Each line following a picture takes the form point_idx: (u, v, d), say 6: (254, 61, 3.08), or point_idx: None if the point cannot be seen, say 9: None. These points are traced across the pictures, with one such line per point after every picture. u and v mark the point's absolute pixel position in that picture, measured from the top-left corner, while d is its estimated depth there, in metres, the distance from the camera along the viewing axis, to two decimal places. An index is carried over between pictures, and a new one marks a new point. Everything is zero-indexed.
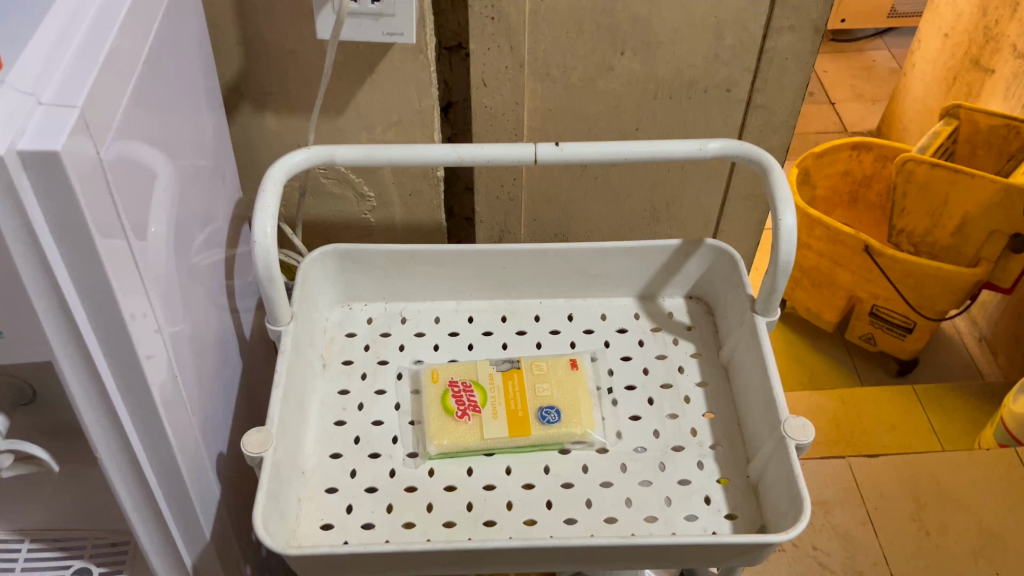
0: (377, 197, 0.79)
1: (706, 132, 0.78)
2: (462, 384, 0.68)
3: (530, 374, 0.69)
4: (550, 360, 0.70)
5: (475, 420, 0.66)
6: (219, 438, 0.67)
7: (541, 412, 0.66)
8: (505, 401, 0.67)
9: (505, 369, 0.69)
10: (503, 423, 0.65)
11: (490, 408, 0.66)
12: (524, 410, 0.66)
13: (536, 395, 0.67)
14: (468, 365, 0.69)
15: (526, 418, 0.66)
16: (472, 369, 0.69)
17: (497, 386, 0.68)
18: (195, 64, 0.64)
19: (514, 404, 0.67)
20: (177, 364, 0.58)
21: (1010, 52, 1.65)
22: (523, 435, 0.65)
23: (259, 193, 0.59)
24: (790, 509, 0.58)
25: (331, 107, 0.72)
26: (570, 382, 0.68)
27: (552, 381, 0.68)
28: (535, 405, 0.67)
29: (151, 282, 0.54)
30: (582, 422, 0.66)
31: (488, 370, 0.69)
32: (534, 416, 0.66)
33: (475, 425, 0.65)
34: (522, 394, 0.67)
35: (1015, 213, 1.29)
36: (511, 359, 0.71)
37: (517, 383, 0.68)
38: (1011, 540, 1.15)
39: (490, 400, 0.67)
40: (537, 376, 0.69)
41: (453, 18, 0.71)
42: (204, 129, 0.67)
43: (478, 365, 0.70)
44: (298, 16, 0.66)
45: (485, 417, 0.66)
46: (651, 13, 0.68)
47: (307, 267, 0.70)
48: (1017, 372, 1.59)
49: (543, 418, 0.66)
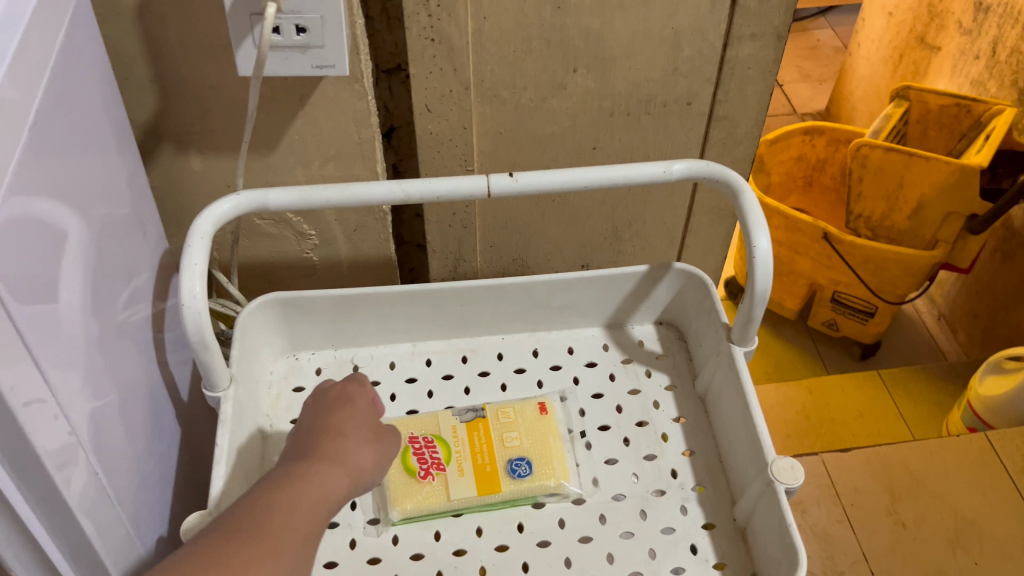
0: (320, 235, 0.73)
1: (667, 147, 0.73)
2: (423, 440, 0.63)
3: (496, 423, 0.64)
4: (517, 406, 0.65)
5: (440, 480, 0.61)
6: (156, 515, 0.61)
7: (512, 463, 0.61)
8: (471, 456, 0.62)
9: (469, 419, 0.64)
10: (471, 482, 0.60)
11: (456, 465, 0.61)
12: (492, 464, 0.62)
13: (504, 447, 0.63)
14: (429, 417, 0.64)
15: (494, 473, 0.61)
16: (434, 421, 0.64)
17: (462, 439, 0.63)
18: (99, 106, 0.57)
19: (481, 458, 0.62)
20: (102, 446, 0.52)
21: (955, 28, 1.63)
22: (493, 492, 0.60)
23: (184, 249, 0.52)
24: (782, 558, 0.54)
25: (262, 144, 0.66)
26: (540, 428, 0.64)
27: (521, 428, 0.64)
28: (503, 458, 0.62)
29: (65, 359, 0.48)
30: (556, 472, 0.61)
31: (450, 423, 0.64)
32: (503, 470, 0.61)
33: (440, 484, 0.60)
34: (489, 446, 0.63)
35: (970, 194, 1.28)
36: (475, 407, 0.66)
37: (483, 434, 0.63)
38: (986, 527, 1.12)
39: (455, 456, 0.62)
40: (504, 425, 0.64)
41: (390, 39, 0.65)
42: (117, 176, 0.60)
43: (439, 417, 0.64)
44: (216, 48, 0.60)
45: (451, 475, 0.61)
46: (603, 27, 0.63)
47: (245, 320, 0.63)
48: (977, 348, 1.60)
49: (513, 471, 0.61)
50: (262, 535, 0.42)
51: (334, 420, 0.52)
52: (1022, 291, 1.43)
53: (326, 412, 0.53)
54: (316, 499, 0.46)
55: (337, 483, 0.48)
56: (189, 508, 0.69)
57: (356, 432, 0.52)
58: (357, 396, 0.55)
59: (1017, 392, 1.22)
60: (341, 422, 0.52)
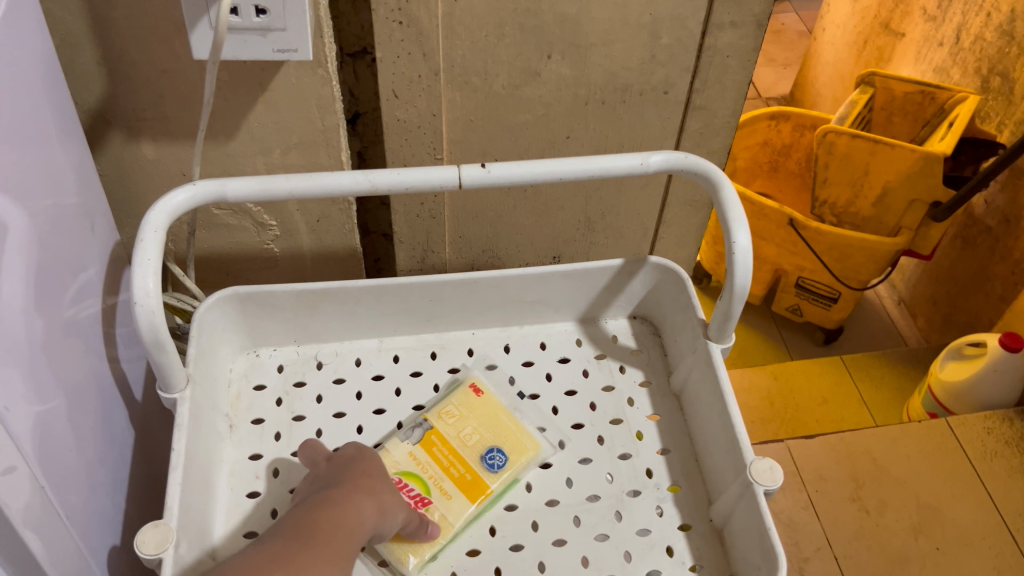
0: (281, 225, 0.70)
1: (644, 137, 0.71)
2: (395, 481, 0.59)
3: (446, 427, 0.62)
4: (454, 401, 0.64)
5: (435, 512, 0.58)
6: (107, 524, 0.58)
7: (486, 457, 0.61)
8: (444, 472, 0.60)
9: (420, 438, 0.62)
10: (460, 496, 0.59)
11: (438, 490, 0.59)
12: (467, 469, 0.60)
13: (466, 446, 0.62)
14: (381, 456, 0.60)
15: (474, 475, 0.60)
16: (388, 457, 0.60)
17: (426, 462, 0.60)
18: (41, 90, 0.53)
19: (455, 471, 0.60)
20: (49, 454, 0.49)
21: (919, 14, 1.63)
22: (485, 492, 0.59)
23: (136, 243, 0.49)
24: (762, 563, 0.52)
25: (219, 132, 0.62)
26: (487, 410, 0.64)
27: (471, 421, 0.63)
28: (472, 457, 0.61)
29: (6, 364, 0.44)
30: (527, 446, 0.62)
31: (404, 450, 0.61)
32: (481, 467, 0.60)
33: (438, 517, 0.57)
34: (454, 449, 0.62)
35: (934, 181, 1.28)
36: (416, 421, 0.63)
37: (442, 446, 0.62)
38: (948, 513, 1.13)
39: (431, 484, 0.59)
40: (453, 424, 0.63)
41: (356, 21, 0.62)
42: (62, 165, 0.56)
43: (391, 450, 0.60)
44: (168, 29, 0.56)
45: (438, 501, 0.58)
46: (579, 13, 0.61)
47: (202, 316, 0.60)
48: (937, 333, 1.62)
49: (489, 465, 0.60)
50: (301, 546, 0.45)
51: (361, 462, 0.55)
52: (982, 277, 1.44)
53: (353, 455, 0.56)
54: (349, 525, 0.48)
55: (368, 514, 0.50)
56: (143, 513, 0.66)
57: (384, 477, 0.54)
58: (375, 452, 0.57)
59: (976, 378, 1.24)
60: (369, 464, 0.55)
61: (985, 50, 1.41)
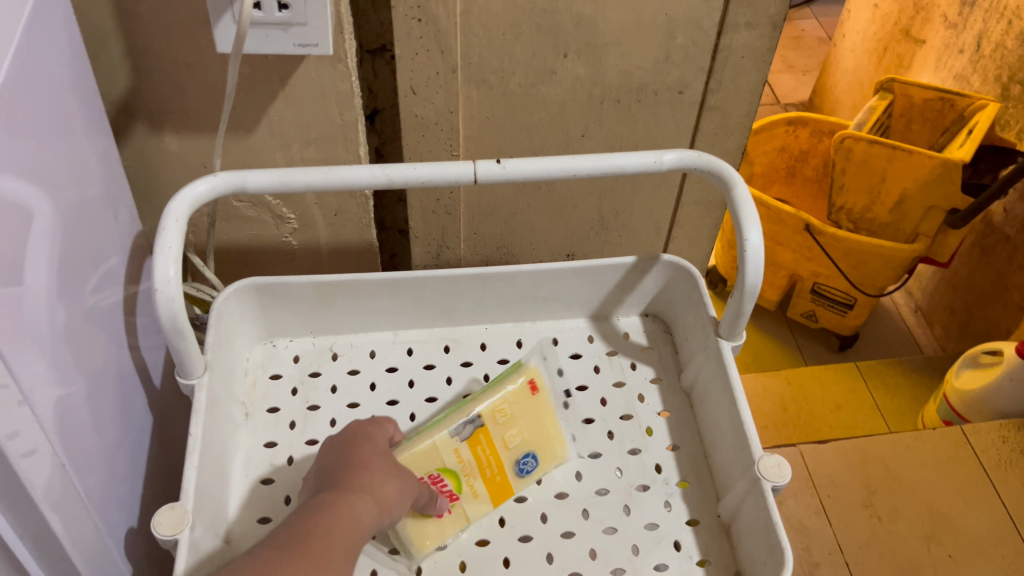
0: (299, 219, 0.71)
1: (658, 137, 0.72)
2: (430, 477, 0.58)
3: (495, 425, 0.60)
4: (509, 396, 0.61)
5: (456, 511, 0.58)
6: (125, 508, 0.59)
7: (520, 462, 0.60)
8: (480, 472, 0.59)
9: (469, 435, 0.60)
10: (486, 500, 0.59)
11: (468, 489, 0.59)
12: (501, 472, 0.60)
13: (507, 446, 0.60)
14: (429, 446, 0.58)
15: (505, 479, 0.60)
16: (432, 450, 0.58)
17: (467, 461, 0.59)
18: (68, 82, 0.55)
19: (489, 471, 0.60)
20: (69, 436, 0.50)
21: (940, 21, 1.63)
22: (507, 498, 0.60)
23: (158, 232, 0.50)
24: (768, 558, 0.53)
25: (240, 126, 0.64)
26: (536, 410, 0.62)
27: (519, 422, 0.61)
28: (509, 459, 0.60)
29: (30, 347, 0.45)
30: (559, 451, 0.62)
31: (450, 447, 0.59)
32: (513, 472, 0.60)
33: (458, 515, 0.58)
34: (495, 447, 0.60)
35: (952, 188, 1.27)
36: (466, 414, 0.60)
37: (486, 445, 0.60)
38: (961, 523, 1.13)
39: (464, 482, 0.59)
40: (502, 424, 0.61)
41: (375, 18, 0.63)
42: (88, 157, 0.58)
43: (438, 444, 0.59)
44: (193, 24, 0.58)
45: (465, 502, 0.58)
46: (595, 13, 0.62)
47: (221, 306, 0.61)
48: (953, 342, 1.61)
49: (521, 470, 0.60)
50: (295, 559, 0.44)
51: (357, 455, 0.54)
52: (1000, 285, 1.43)
53: (351, 447, 0.55)
54: (346, 526, 0.48)
55: (366, 511, 0.50)
56: (159, 499, 0.68)
57: (383, 469, 0.54)
58: (375, 436, 0.57)
59: (992, 386, 1.23)
60: (366, 456, 0.54)
61: (1005, 58, 1.41)
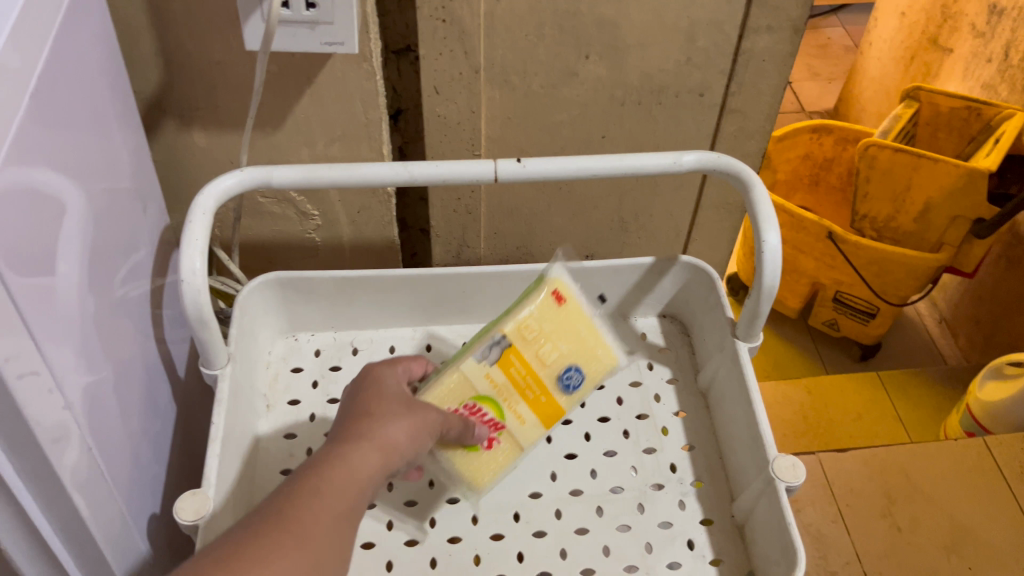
0: (323, 216, 0.73)
1: (679, 139, 0.73)
2: (468, 410, 0.56)
3: (524, 345, 0.57)
4: (533, 314, 0.57)
5: (505, 439, 0.57)
6: (148, 494, 0.60)
7: (561, 377, 0.58)
8: (520, 395, 0.57)
9: (498, 358, 0.57)
10: (532, 423, 0.58)
11: (511, 413, 0.57)
12: (543, 391, 0.58)
13: (544, 363, 0.57)
14: (456, 377, 0.56)
15: (549, 398, 0.58)
16: (463, 381, 0.57)
17: (502, 385, 0.57)
18: (102, 77, 0.56)
19: (531, 393, 0.58)
20: (96, 422, 0.51)
21: (968, 30, 1.62)
22: (557, 417, 0.58)
23: (185, 225, 0.51)
24: (781, 558, 0.53)
25: (266, 123, 0.65)
26: (567, 324, 0.58)
27: (552, 336, 0.57)
28: (550, 375, 0.57)
29: (61, 333, 0.47)
30: (601, 361, 0.58)
31: (480, 372, 0.57)
32: (555, 389, 0.58)
33: (508, 443, 0.57)
34: (530, 367, 0.57)
35: (978, 198, 1.26)
36: (492, 336, 0.57)
37: (520, 365, 0.57)
38: (982, 535, 1.11)
39: (506, 407, 0.57)
40: (532, 341, 0.57)
41: (400, 19, 0.64)
42: (119, 151, 0.59)
43: (466, 374, 0.57)
44: (223, 23, 0.59)
45: (512, 427, 0.57)
46: (618, 15, 0.62)
47: (244, 299, 0.62)
48: (978, 353, 1.59)
49: (565, 386, 0.58)
50: (281, 520, 0.41)
51: (362, 401, 0.50)
52: None
53: (358, 393, 0.51)
54: (340, 480, 0.44)
55: (367, 460, 0.45)
56: (181, 488, 0.69)
57: (390, 412, 0.49)
58: (386, 381, 0.53)
59: (1016, 398, 1.22)
60: (371, 401, 0.50)
61: None
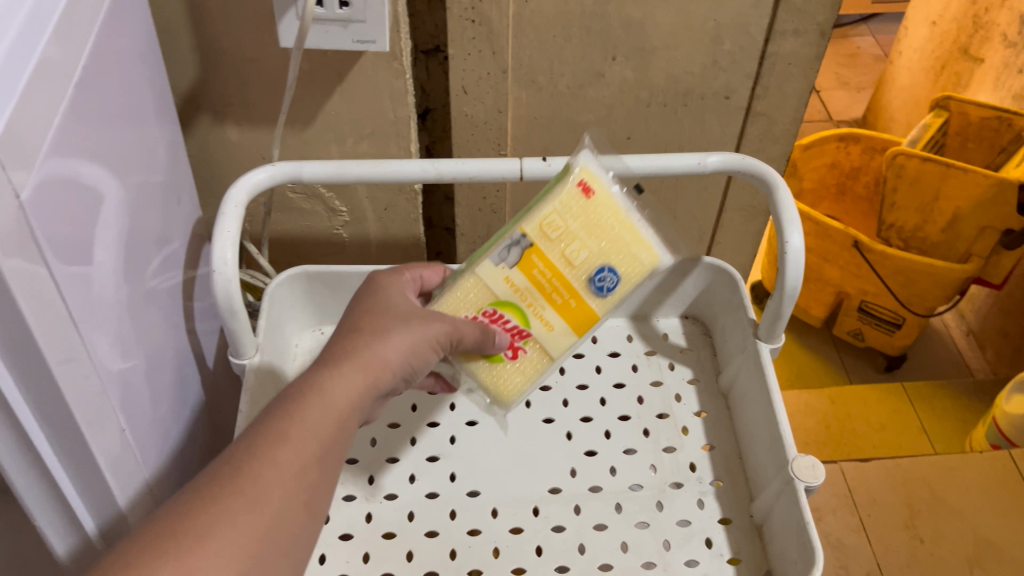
0: (350, 212, 0.74)
1: (703, 141, 0.73)
2: (489, 315, 0.55)
3: (547, 243, 0.53)
4: (554, 208, 0.52)
5: (531, 349, 0.55)
6: (176, 479, 0.62)
7: (593, 278, 0.53)
8: (546, 299, 0.54)
9: (518, 259, 0.53)
10: (562, 327, 0.54)
11: (537, 319, 0.54)
12: (572, 294, 0.53)
13: (572, 263, 0.53)
14: (472, 282, 0.54)
15: (579, 301, 0.53)
16: (481, 285, 0.54)
17: (525, 287, 0.54)
18: (141, 72, 0.58)
19: (558, 297, 0.53)
20: (128, 406, 0.53)
21: (1000, 40, 1.60)
22: (593, 320, 0.54)
23: (218, 216, 0.52)
24: (799, 558, 0.53)
25: (297, 120, 0.66)
26: (593, 219, 0.52)
27: (579, 232, 0.52)
28: (580, 275, 0.53)
29: (97, 319, 0.48)
30: (637, 262, 0.52)
31: (500, 276, 0.54)
32: (587, 293, 0.53)
33: (534, 352, 0.55)
34: (554, 267, 0.53)
35: (1007, 209, 1.25)
36: (511, 236, 0.53)
37: (544, 266, 0.53)
38: (1006, 547, 1.09)
39: (530, 313, 0.54)
40: (557, 240, 0.52)
41: (430, 20, 0.65)
42: (156, 145, 0.61)
43: (483, 277, 0.54)
44: (258, 21, 0.60)
45: (539, 333, 0.54)
46: (645, 17, 0.63)
47: (273, 291, 0.64)
48: (1005, 366, 1.57)
49: (597, 288, 0.53)
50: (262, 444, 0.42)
51: (357, 319, 0.50)
52: None
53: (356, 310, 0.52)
54: (323, 400, 0.44)
55: (352, 381, 0.46)
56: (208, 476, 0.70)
57: (382, 328, 0.49)
58: (389, 297, 0.53)
59: None
60: (366, 319, 0.50)
61: None
